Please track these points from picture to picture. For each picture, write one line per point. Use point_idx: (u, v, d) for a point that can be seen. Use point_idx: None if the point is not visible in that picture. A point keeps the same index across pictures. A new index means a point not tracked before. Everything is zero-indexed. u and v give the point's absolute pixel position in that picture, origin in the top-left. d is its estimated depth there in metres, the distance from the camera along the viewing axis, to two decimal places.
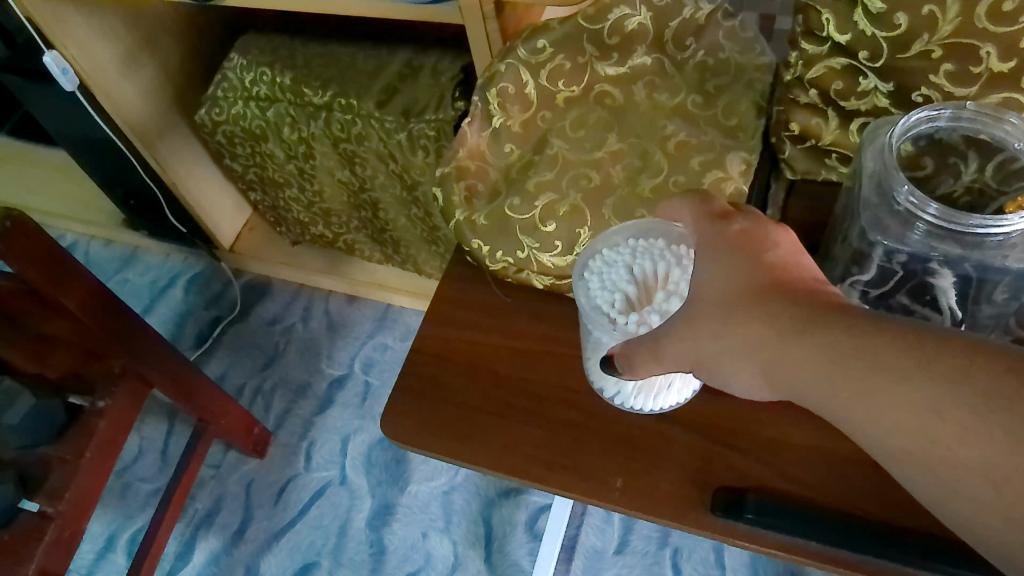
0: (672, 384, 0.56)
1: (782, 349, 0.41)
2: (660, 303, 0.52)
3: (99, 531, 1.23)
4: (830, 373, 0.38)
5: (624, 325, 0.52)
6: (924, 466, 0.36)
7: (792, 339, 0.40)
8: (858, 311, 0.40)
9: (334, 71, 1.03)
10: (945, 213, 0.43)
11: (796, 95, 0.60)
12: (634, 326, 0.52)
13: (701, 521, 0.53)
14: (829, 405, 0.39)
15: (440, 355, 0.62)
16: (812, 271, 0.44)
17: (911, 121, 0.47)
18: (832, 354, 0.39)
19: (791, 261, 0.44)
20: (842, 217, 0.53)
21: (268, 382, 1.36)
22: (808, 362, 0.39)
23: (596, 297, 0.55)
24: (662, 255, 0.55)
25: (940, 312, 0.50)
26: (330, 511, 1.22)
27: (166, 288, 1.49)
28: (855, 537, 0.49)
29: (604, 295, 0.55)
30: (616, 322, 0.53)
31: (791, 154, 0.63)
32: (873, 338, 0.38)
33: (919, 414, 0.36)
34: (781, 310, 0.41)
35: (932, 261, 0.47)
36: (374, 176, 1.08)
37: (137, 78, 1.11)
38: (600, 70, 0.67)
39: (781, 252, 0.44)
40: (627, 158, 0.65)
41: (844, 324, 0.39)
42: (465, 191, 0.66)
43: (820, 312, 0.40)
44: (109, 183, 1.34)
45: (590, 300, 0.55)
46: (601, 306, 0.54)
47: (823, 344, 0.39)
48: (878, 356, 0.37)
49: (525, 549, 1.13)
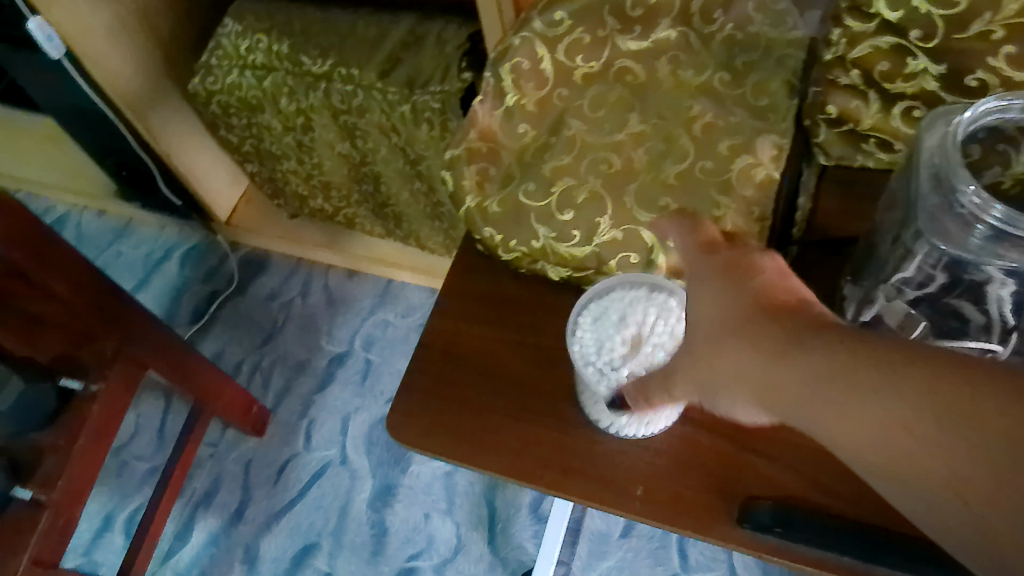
0: (663, 412, 0.51)
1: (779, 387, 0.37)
2: (646, 356, 0.49)
3: (96, 510, 1.20)
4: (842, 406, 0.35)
5: (617, 382, 0.48)
6: (895, 481, 0.33)
7: (793, 370, 0.37)
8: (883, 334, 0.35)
9: (334, 39, 0.98)
10: (1011, 217, 0.39)
11: (836, 75, 0.56)
12: (626, 383, 0.48)
13: (725, 534, 0.50)
14: (842, 442, 0.35)
15: (448, 351, 0.58)
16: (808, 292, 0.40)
17: (979, 113, 0.43)
18: (842, 383, 0.35)
19: (785, 283, 0.40)
20: (890, 212, 0.49)
21: (267, 359, 1.32)
22: (812, 392, 0.36)
23: (590, 352, 0.50)
24: (650, 304, 0.50)
25: (991, 318, 0.46)
26: (330, 491, 1.19)
27: (161, 261, 1.45)
28: (889, 552, 0.47)
29: (596, 350, 0.50)
30: (609, 378, 0.49)
31: (826, 137, 0.58)
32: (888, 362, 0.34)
33: (895, 431, 0.33)
34: (790, 343, 0.37)
35: (989, 266, 0.43)
36: (375, 150, 1.03)
37: (126, 45, 1.06)
38: (621, 44, 0.63)
39: (772, 275, 0.40)
40: (650, 140, 0.60)
41: (854, 348, 0.35)
42: (476, 174, 0.61)
43: (824, 337, 0.36)
44: (100, 154, 1.29)
45: (583, 357, 0.50)
46: (593, 362, 0.50)
47: (836, 373, 0.35)
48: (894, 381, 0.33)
49: (529, 531, 1.12)
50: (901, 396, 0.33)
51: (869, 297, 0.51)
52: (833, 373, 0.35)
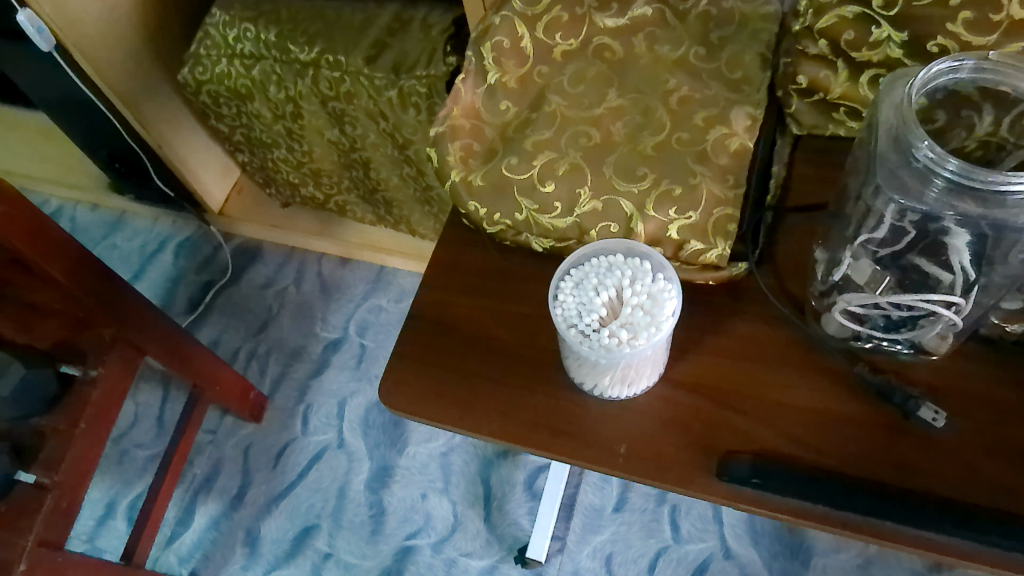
0: (643, 371, 0.53)
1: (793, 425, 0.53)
2: (627, 315, 0.51)
3: (98, 498, 1.22)
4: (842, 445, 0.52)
5: (599, 342, 0.50)
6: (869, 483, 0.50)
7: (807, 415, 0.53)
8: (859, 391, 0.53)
9: (321, 26, 0.99)
10: (965, 169, 0.41)
11: (805, 46, 0.58)
12: (609, 342, 0.50)
13: (706, 486, 0.52)
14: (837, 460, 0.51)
15: (437, 320, 0.60)
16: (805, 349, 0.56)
17: (934, 71, 0.45)
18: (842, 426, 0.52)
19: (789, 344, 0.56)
20: (855, 174, 0.53)
21: (262, 347, 1.34)
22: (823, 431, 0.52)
23: (571, 314, 0.52)
24: (626, 267, 0.53)
25: (953, 272, 0.49)
26: (328, 474, 1.21)
27: (155, 252, 1.46)
28: (860, 498, 0.49)
29: (577, 313, 0.52)
30: (592, 339, 0.51)
31: (798, 107, 0.61)
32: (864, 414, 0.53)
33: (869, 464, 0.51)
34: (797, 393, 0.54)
35: (946, 219, 0.46)
36: (364, 136, 1.05)
37: (115, 37, 1.07)
38: (599, 21, 0.65)
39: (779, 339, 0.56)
40: (629, 114, 0.62)
41: (845, 401, 0.53)
42: (460, 151, 0.63)
43: (828, 393, 0.54)
44: (92, 146, 1.30)
45: (564, 319, 0.52)
46: (575, 325, 0.52)
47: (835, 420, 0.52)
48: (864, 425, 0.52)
49: (525, 508, 1.14)
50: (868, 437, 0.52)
51: (838, 258, 0.55)
52: (857, 438, 0.52)
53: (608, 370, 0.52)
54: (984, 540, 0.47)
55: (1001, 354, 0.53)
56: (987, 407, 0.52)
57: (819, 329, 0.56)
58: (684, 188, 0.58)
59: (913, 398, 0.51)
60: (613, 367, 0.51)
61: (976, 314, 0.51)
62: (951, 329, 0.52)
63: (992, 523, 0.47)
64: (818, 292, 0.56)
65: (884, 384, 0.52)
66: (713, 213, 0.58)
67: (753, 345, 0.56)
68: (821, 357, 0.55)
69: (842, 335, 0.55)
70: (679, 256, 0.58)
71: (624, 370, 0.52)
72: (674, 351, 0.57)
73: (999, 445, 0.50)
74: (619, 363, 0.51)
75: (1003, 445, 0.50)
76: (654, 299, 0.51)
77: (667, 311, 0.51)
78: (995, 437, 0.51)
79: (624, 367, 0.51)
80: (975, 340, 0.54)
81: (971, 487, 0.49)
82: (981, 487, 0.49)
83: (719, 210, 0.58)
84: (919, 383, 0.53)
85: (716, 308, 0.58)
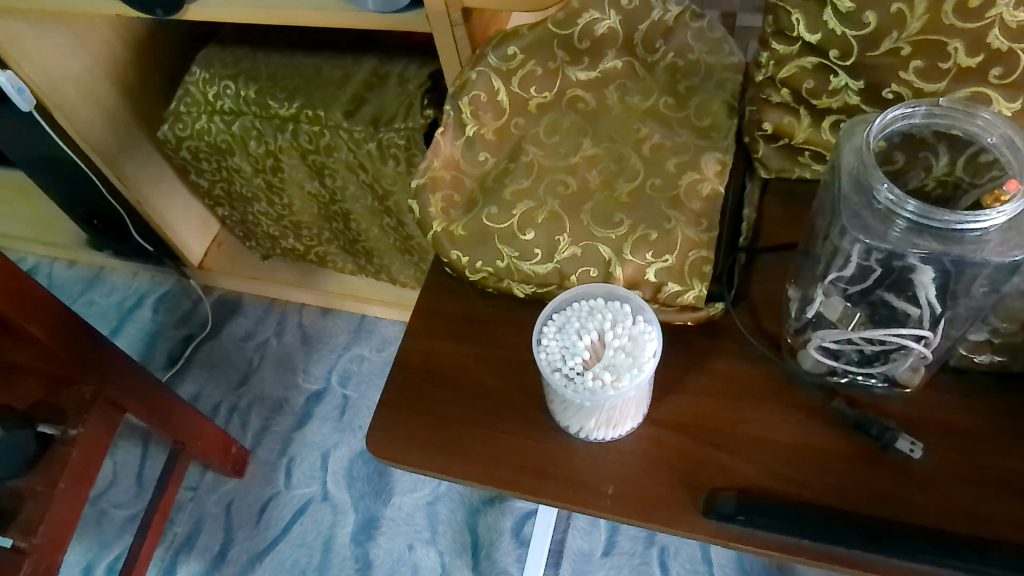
0: (628, 413, 0.54)
1: (776, 459, 0.54)
2: (609, 358, 0.53)
3: (76, 561, 1.19)
4: (826, 479, 0.53)
5: (582, 384, 0.52)
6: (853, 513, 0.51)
7: (788, 451, 0.54)
8: (839, 425, 0.55)
9: (300, 83, 1.02)
10: (923, 209, 0.44)
11: (769, 95, 0.62)
12: (591, 384, 0.51)
13: (694, 525, 0.52)
14: (823, 494, 0.52)
15: (424, 368, 0.61)
16: (785, 386, 0.57)
17: (888, 118, 0.48)
18: (822, 458, 0.53)
19: (768, 381, 0.57)
20: (821, 214, 0.55)
21: (244, 400, 1.33)
22: (806, 465, 0.53)
23: (555, 358, 0.53)
24: (604, 312, 0.55)
25: (920, 306, 0.52)
26: (313, 528, 1.19)
27: (134, 307, 1.45)
28: (845, 531, 0.50)
29: (561, 357, 0.53)
30: (575, 381, 0.52)
31: (765, 152, 0.64)
32: (846, 447, 0.54)
33: (851, 496, 0.52)
34: (777, 428, 0.55)
35: (909, 256, 0.48)
36: (344, 188, 1.06)
37: (95, 96, 1.08)
38: (572, 75, 0.68)
39: (758, 374, 0.58)
40: (603, 162, 0.64)
41: (827, 435, 0.54)
42: (441, 201, 0.64)
43: (807, 427, 0.55)
44: (70, 203, 1.31)
45: (548, 363, 0.53)
46: (558, 368, 0.53)
47: (818, 459, 0.53)
48: (844, 459, 0.53)
49: (513, 555, 1.12)
50: (849, 471, 0.53)
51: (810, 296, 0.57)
52: (838, 469, 0.53)
53: (593, 413, 0.53)
54: (966, 569, 0.48)
55: (970, 384, 0.55)
56: (961, 436, 0.53)
57: (795, 364, 0.57)
58: (659, 232, 0.60)
59: (890, 430, 0.53)
60: (598, 409, 0.52)
61: (944, 346, 0.53)
62: (922, 361, 0.54)
63: (972, 551, 0.48)
64: (793, 329, 0.58)
65: (861, 417, 0.54)
66: (689, 255, 0.59)
67: (733, 383, 0.58)
68: (799, 391, 0.56)
69: (818, 370, 0.56)
70: (658, 297, 0.59)
71: (609, 412, 0.53)
72: (657, 392, 0.58)
73: (975, 473, 0.52)
74: (604, 406, 0.51)
75: (978, 473, 0.52)
76: (635, 340, 0.53)
77: (648, 352, 0.52)
78: (970, 465, 0.52)
79: (609, 410, 0.52)
80: (945, 371, 0.56)
81: (950, 516, 0.50)
82: (960, 515, 0.50)
83: (694, 252, 0.59)
84: (895, 414, 0.55)
85: (697, 348, 0.60)
